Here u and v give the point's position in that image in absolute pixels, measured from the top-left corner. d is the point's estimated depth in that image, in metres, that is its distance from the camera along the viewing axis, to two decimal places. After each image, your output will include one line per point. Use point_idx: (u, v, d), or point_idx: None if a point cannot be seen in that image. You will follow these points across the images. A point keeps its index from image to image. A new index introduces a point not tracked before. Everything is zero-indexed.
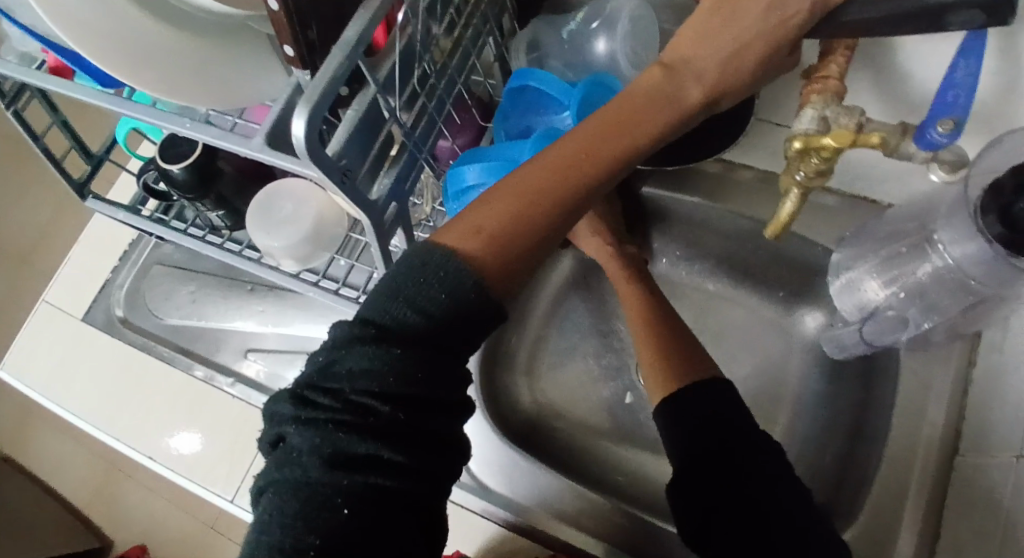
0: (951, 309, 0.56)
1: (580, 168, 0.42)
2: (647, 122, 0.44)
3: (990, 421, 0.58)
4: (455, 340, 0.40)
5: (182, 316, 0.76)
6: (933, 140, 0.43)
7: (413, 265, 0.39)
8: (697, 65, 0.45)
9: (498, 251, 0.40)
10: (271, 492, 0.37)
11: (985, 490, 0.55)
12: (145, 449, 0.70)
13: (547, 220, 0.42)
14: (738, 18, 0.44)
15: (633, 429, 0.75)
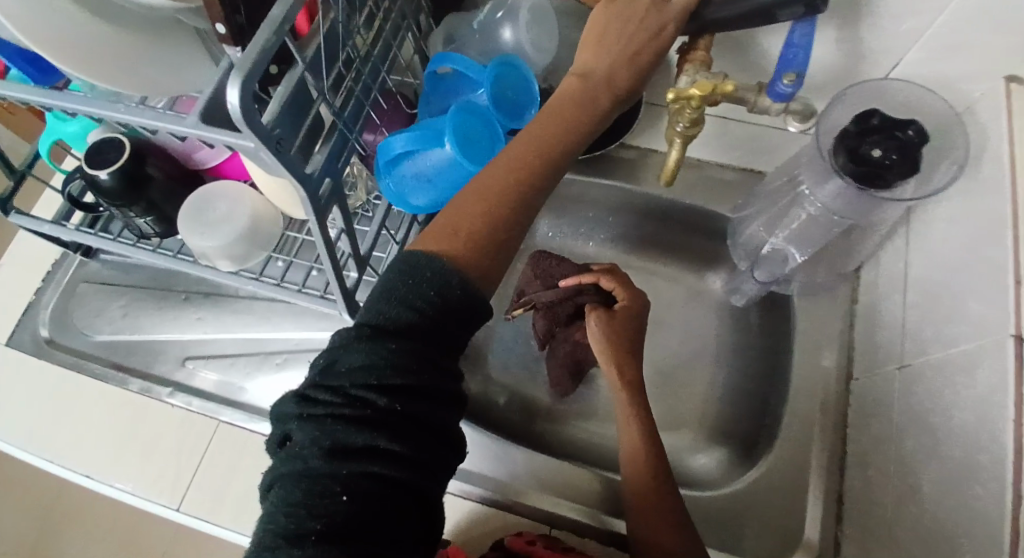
0: (819, 238, 0.67)
1: (525, 177, 0.49)
2: (574, 127, 0.51)
3: (876, 345, 0.67)
4: (443, 336, 0.45)
5: (114, 332, 0.74)
6: (782, 91, 0.51)
7: (401, 272, 0.45)
8: (602, 71, 0.51)
9: (471, 254, 0.47)
10: (277, 484, 0.39)
11: (878, 403, 0.64)
12: (80, 468, 0.68)
13: (508, 222, 0.48)
14: (623, 29, 0.51)
15: (577, 399, 0.80)
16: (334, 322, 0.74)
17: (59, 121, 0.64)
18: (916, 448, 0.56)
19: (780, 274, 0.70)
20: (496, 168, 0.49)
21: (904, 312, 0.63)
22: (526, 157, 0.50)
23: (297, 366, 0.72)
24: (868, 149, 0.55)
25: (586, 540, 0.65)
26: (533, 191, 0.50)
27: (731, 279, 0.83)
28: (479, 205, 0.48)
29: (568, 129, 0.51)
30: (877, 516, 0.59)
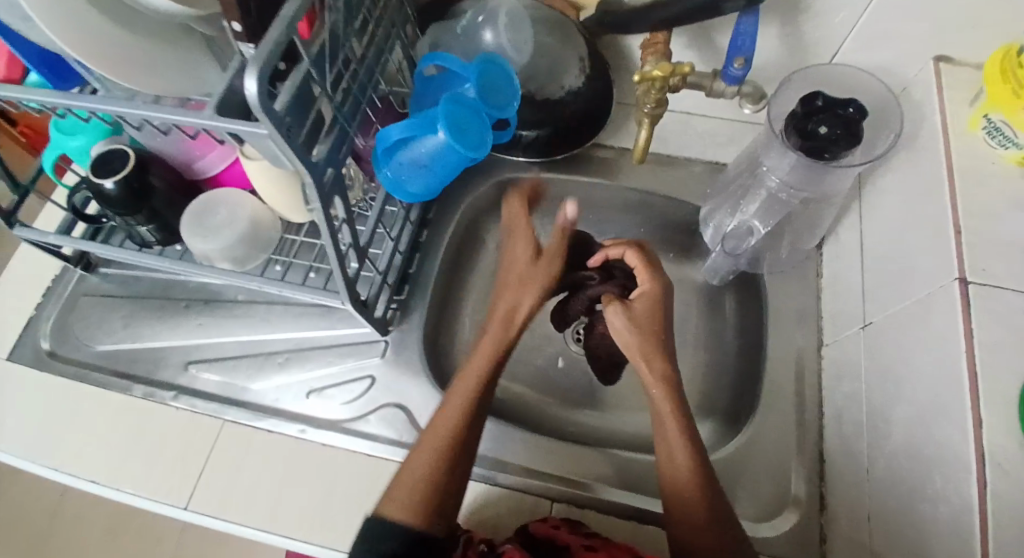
0: (784, 210, 0.74)
1: (449, 444, 0.58)
2: (480, 377, 0.62)
3: (841, 313, 0.72)
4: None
5: (115, 341, 0.76)
6: (734, 73, 0.61)
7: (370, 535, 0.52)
8: (511, 299, 0.68)
9: (412, 508, 0.54)
10: None
11: (846, 364, 0.69)
12: (85, 473, 0.69)
13: (445, 480, 0.56)
14: (522, 295, 0.68)
15: (568, 388, 0.84)
16: (332, 320, 0.77)
17: (65, 137, 0.69)
18: (884, 396, 0.61)
19: (741, 251, 0.77)
20: (422, 450, 0.58)
21: (863, 276, 0.69)
22: (449, 434, 0.59)
23: (299, 364, 0.75)
24: (816, 127, 0.60)
25: (587, 513, 0.67)
26: (458, 446, 0.58)
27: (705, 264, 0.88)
28: (418, 477, 0.56)
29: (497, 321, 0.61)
30: (856, 465, 0.63)
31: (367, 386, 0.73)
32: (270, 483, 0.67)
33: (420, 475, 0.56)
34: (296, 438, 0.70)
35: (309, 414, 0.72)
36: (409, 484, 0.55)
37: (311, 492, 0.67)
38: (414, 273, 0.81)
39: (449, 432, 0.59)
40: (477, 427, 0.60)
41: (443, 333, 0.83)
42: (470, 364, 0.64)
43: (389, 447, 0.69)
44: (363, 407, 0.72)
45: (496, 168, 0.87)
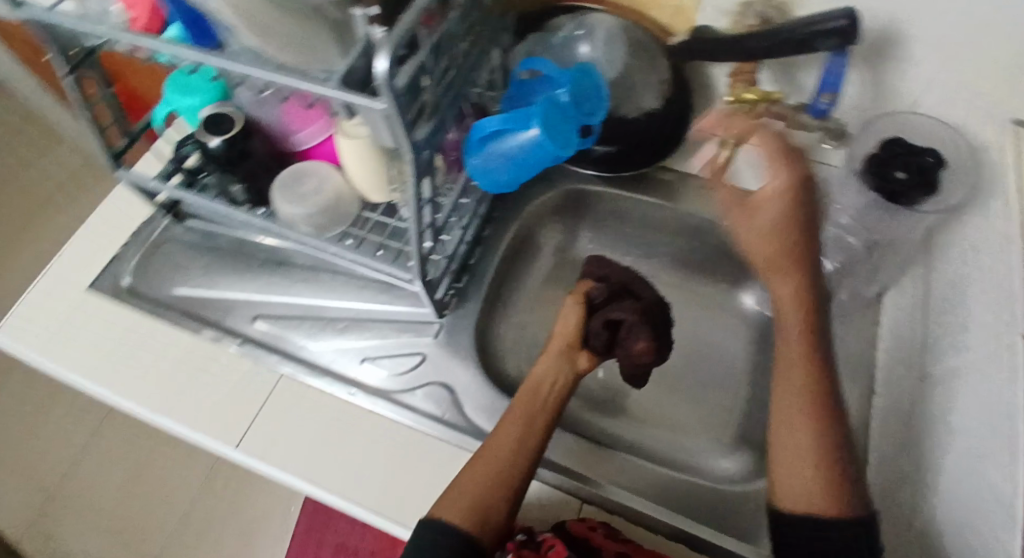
0: (853, 248, 0.76)
1: (505, 454, 0.59)
2: (543, 401, 0.64)
3: (893, 360, 0.73)
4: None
5: (191, 287, 0.81)
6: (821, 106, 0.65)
7: (420, 541, 0.54)
8: (566, 325, 0.70)
9: (466, 516, 0.55)
10: None
11: (894, 411, 0.69)
12: (146, 404, 0.73)
13: (500, 490, 0.57)
14: (569, 321, 0.70)
15: (605, 398, 0.85)
16: (392, 297, 0.81)
17: (181, 96, 0.73)
18: (932, 445, 0.60)
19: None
20: (479, 461, 0.59)
21: (923, 326, 0.69)
22: (505, 445, 0.60)
23: (356, 333, 0.78)
24: (892, 171, 0.62)
25: (618, 520, 0.69)
26: (515, 458, 0.59)
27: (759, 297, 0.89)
28: (474, 486, 0.57)
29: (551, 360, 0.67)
30: (894, 512, 0.63)
31: (418, 363, 0.76)
32: (317, 439, 0.71)
33: (474, 482, 0.57)
34: (346, 400, 0.73)
35: (360, 380, 0.75)
36: (465, 493, 0.57)
37: (353, 453, 0.70)
38: (474, 264, 0.85)
39: (503, 455, 0.59)
40: (531, 459, 0.60)
41: (493, 326, 0.86)
42: (523, 391, 0.65)
43: (430, 423, 0.72)
44: (412, 382, 0.75)
45: (565, 177, 0.90)
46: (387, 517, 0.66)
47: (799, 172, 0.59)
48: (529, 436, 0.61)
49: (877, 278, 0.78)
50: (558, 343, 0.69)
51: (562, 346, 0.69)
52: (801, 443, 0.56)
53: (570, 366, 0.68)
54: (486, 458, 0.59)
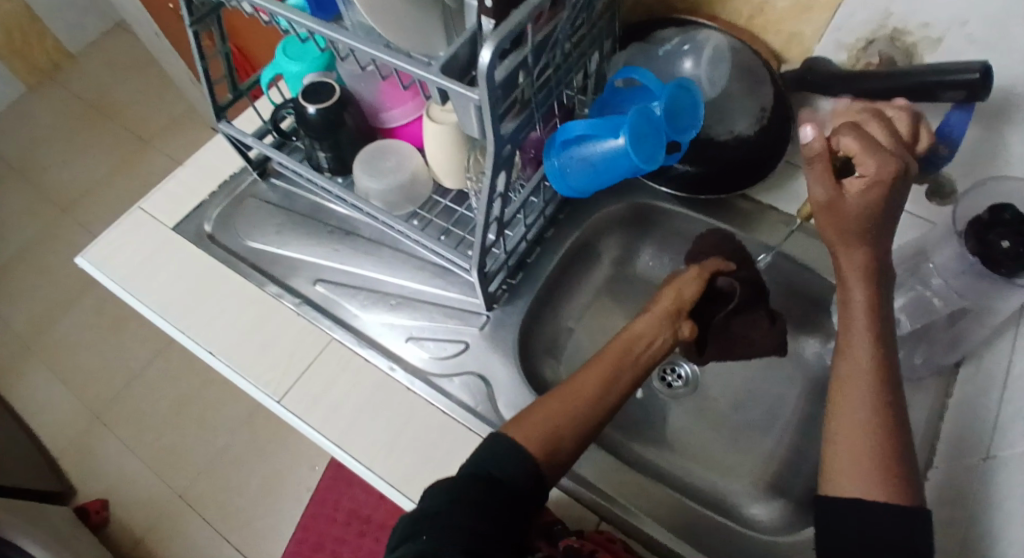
0: (938, 312, 0.70)
1: (589, 396, 0.61)
2: (633, 356, 0.66)
3: (958, 438, 0.68)
4: (520, 505, 0.53)
5: (264, 242, 0.85)
6: (935, 158, 0.61)
7: (496, 447, 0.56)
8: (679, 291, 0.74)
9: (544, 441, 0.57)
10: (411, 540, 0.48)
11: (952, 491, 0.65)
12: (207, 345, 0.77)
13: (577, 427, 0.59)
14: (681, 287, 0.74)
15: (642, 421, 0.85)
16: (448, 282, 0.82)
17: (288, 60, 0.76)
18: (983, 533, 0.55)
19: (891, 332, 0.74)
20: (563, 393, 0.61)
21: (999, 407, 0.63)
22: (591, 388, 0.62)
23: (408, 311, 0.80)
24: (996, 239, 0.59)
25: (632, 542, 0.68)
26: (597, 402, 0.61)
27: (823, 345, 0.84)
28: (556, 414, 0.59)
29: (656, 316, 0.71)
30: None
31: (461, 351, 0.77)
32: (355, 407, 0.73)
33: (556, 412, 0.59)
34: (386, 374, 0.75)
35: (404, 358, 0.76)
36: (548, 419, 0.59)
37: (386, 426, 0.71)
38: (531, 263, 0.85)
39: (586, 398, 0.61)
40: (606, 407, 0.62)
41: (541, 329, 0.86)
42: (617, 344, 0.66)
43: (466, 413, 0.72)
44: (453, 367, 0.76)
45: (639, 191, 0.89)
46: (407, 496, 0.67)
47: (892, 165, 0.51)
48: (611, 386, 0.63)
49: (956, 348, 0.72)
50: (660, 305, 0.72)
51: (668, 310, 0.72)
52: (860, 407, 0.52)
53: (671, 326, 0.70)
54: (569, 396, 0.61)
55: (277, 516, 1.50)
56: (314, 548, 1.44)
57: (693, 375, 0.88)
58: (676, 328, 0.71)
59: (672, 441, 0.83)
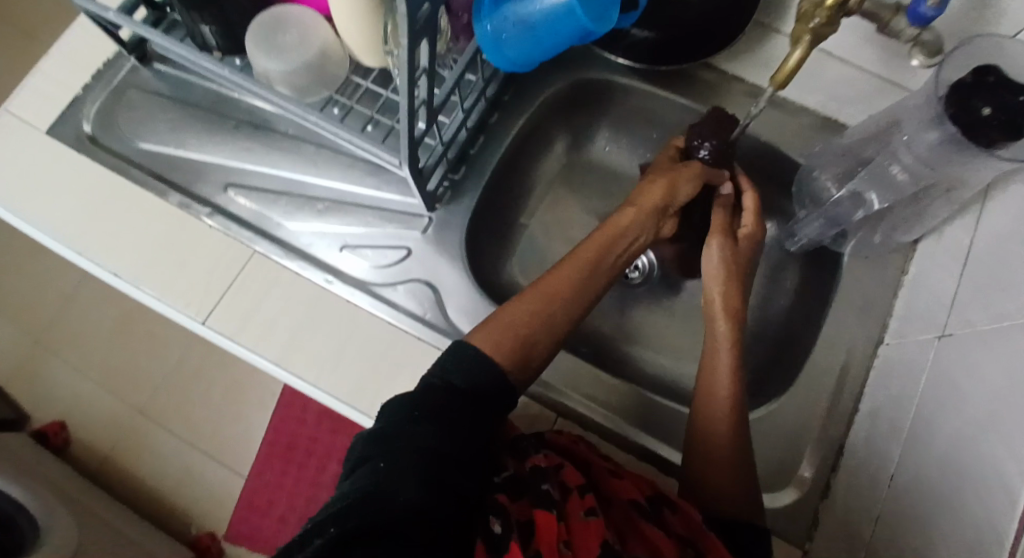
0: (905, 190, 0.64)
1: (560, 298, 0.58)
2: (608, 255, 0.62)
3: (911, 312, 0.68)
4: (486, 414, 0.50)
5: (158, 143, 0.73)
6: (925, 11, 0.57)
7: (455, 354, 0.52)
8: (675, 187, 0.65)
9: (511, 348, 0.53)
10: (364, 465, 0.44)
11: (904, 366, 0.64)
12: (109, 266, 0.68)
13: (547, 332, 0.56)
14: (675, 178, 0.65)
15: (597, 313, 0.82)
16: (380, 180, 0.73)
17: None
18: (935, 409, 0.56)
19: (848, 220, 0.69)
20: (535, 294, 0.57)
21: (959, 282, 0.62)
22: (564, 287, 0.58)
23: (338, 215, 0.71)
24: (979, 106, 0.54)
25: (590, 436, 0.67)
26: (569, 305, 0.58)
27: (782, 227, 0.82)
28: (526, 319, 0.56)
29: (637, 220, 0.64)
30: (880, 467, 0.61)
31: (403, 257, 0.71)
32: (288, 324, 0.66)
33: (525, 316, 0.56)
34: (322, 287, 0.68)
35: (340, 268, 0.70)
36: (517, 324, 0.55)
37: (329, 342, 0.66)
38: (475, 154, 0.76)
39: (562, 298, 0.58)
40: (579, 304, 0.59)
41: (490, 225, 0.79)
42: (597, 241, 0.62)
43: (411, 320, 0.67)
44: (395, 275, 0.70)
45: (590, 64, 0.78)
46: (360, 412, 0.64)
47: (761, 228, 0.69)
48: (584, 282, 0.60)
49: (917, 226, 0.69)
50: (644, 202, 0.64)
51: (654, 207, 0.64)
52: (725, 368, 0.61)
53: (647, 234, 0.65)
54: (541, 298, 0.57)
55: (248, 424, 1.35)
56: (285, 448, 1.34)
57: (651, 265, 0.84)
58: (644, 240, 0.65)
59: (628, 331, 0.82)
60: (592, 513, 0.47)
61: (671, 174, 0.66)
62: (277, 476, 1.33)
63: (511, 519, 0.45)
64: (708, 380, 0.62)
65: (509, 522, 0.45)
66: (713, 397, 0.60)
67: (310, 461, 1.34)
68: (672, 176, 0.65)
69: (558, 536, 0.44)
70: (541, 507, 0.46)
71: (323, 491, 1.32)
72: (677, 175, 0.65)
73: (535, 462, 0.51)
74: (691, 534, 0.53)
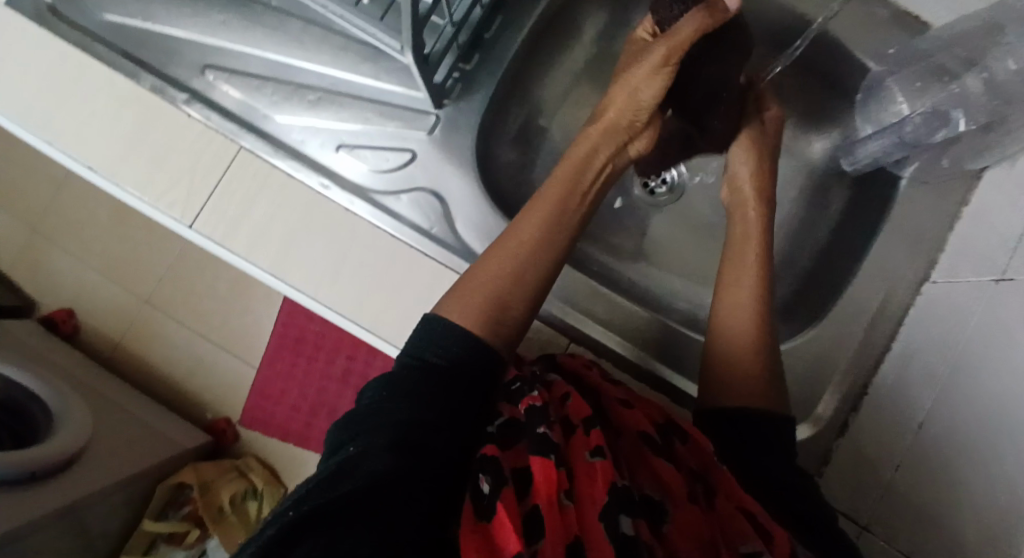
0: (982, 108, 0.57)
1: (530, 250, 0.49)
2: (574, 190, 0.54)
3: (968, 248, 0.61)
4: (468, 382, 0.44)
5: (125, 14, 0.63)
6: None
7: (426, 327, 0.45)
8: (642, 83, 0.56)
9: (481, 315, 0.46)
10: (337, 449, 0.41)
11: (950, 307, 0.59)
12: (84, 161, 0.61)
13: (521, 291, 0.48)
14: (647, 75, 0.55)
15: (618, 229, 0.76)
16: (378, 68, 0.64)
17: None
18: (980, 361, 0.54)
19: (925, 144, 0.61)
20: (501, 249, 0.49)
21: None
22: (535, 239, 0.50)
23: (331, 108, 0.63)
24: None
25: (602, 363, 0.63)
26: (543, 257, 0.49)
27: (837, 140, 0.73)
28: (495, 281, 0.48)
29: (604, 132, 0.57)
30: (908, 413, 0.58)
31: (407, 161, 0.63)
32: (282, 233, 0.60)
33: (492, 276, 0.48)
34: (317, 193, 0.61)
35: (335, 171, 0.62)
36: (485, 288, 0.47)
37: (327, 252, 0.60)
38: (489, 39, 0.67)
39: (532, 251, 0.49)
40: (558, 258, 0.51)
41: (505, 126, 0.71)
42: (559, 179, 0.54)
43: (416, 234, 0.61)
44: (399, 184, 0.63)
45: None
46: (363, 329, 0.60)
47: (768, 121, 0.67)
48: (559, 230, 0.51)
49: (991, 151, 0.61)
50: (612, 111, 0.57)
51: (625, 121, 0.57)
52: (753, 271, 0.57)
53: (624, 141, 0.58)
54: (509, 253, 0.49)
55: (253, 316, 1.31)
56: (295, 341, 1.30)
57: (681, 181, 0.78)
58: (622, 154, 0.58)
59: (650, 251, 0.76)
60: (597, 454, 0.43)
61: (630, 74, 0.57)
62: (287, 368, 1.29)
63: (502, 472, 0.39)
64: (722, 304, 0.56)
65: (500, 475, 0.39)
66: (728, 324, 0.55)
67: (320, 354, 1.30)
68: (630, 78, 0.57)
69: (558, 487, 0.39)
70: (537, 453, 0.41)
71: (334, 384, 1.29)
72: (636, 74, 0.56)
73: (528, 402, 0.45)
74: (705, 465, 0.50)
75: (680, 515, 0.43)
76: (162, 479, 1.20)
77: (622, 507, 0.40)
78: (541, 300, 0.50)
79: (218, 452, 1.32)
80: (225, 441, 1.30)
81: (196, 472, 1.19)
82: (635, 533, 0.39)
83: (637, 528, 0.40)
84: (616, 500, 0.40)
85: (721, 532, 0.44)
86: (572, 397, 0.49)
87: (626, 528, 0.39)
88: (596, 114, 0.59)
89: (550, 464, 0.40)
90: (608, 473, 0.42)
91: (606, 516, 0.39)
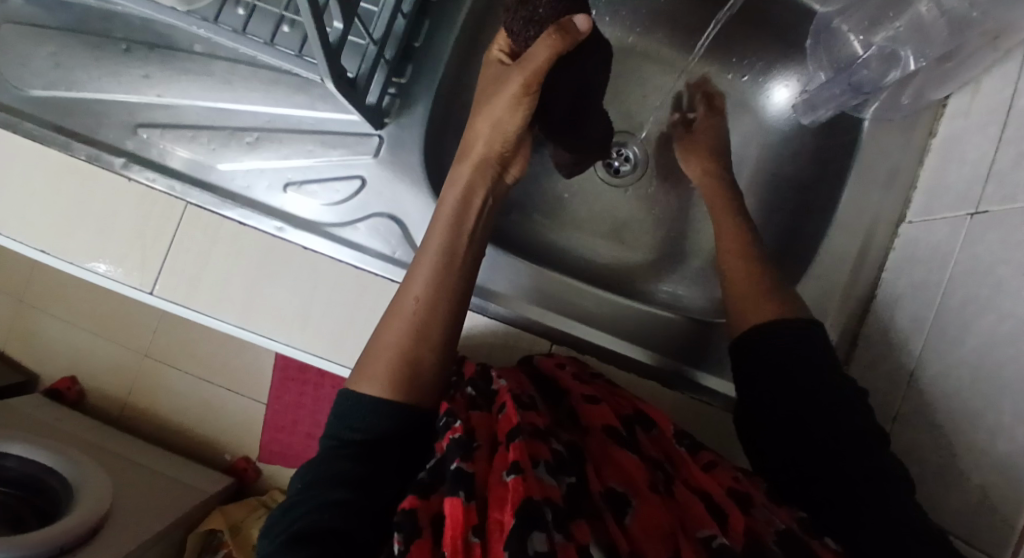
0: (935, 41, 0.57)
1: (427, 297, 0.49)
2: (459, 226, 0.52)
3: (937, 184, 0.59)
4: (394, 448, 0.45)
5: (47, 86, 0.61)
6: None
7: (341, 406, 0.46)
8: (496, 115, 0.54)
9: (390, 374, 0.46)
10: (271, 543, 0.40)
11: (926, 248, 0.57)
12: (34, 242, 0.60)
13: (427, 339, 0.48)
14: (495, 112, 0.54)
15: (586, 217, 0.74)
16: (313, 97, 0.63)
17: None
18: (967, 300, 0.50)
19: (878, 88, 0.61)
20: (401, 304, 0.49)
21: (993, 149, 0.53)
22: (429, 283, 0.49)
23: (272, 145, 0.62)
24: None
25: (586, 358, 0.62)
26: (441, 298, 0.49)
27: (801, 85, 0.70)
28: (398, 335, 0.47)
29: (476, 163, 0.55)
30: (898, 363, 0.56)
31: (357, 188, 0.62)
32: (242, 284, 0.60)
33: (394, 332, 0.48)
34: (274, 237, 0.60)
35: (290, 211, 0.61)
36: (391, 346, 0.47)
37: (291, 298, 0.60)
38: (420, 47, 0.65)
39: (428, 296, 0.49)
40: (461, 301, 0.50)
41: (452, 135, 0.69)
42: (442, 218, 0.53)
43: (380, 262, 0.60)
44: (352, 213, 0.61)
45: None
46: (342, 365, 0.59)
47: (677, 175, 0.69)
48: (453, 279, 0.50)
49: (947, 80, 0.59)
50: (479, 145, 0.55)
51: (491, 154, 0.55)
52: (737, 248, 0.60)
53: (497, 172, 0.56)
54: (408, 304, 0.49)
55: (250, 352, 1.28)
56: (298, 370, 1.26)
57: (642, 157, 0.75)
58: (499, 184, 0.56)
59: (624, 233, 0.74)
60: (512, 471, 0.37)
61: (489, 107, 0.55)
62: (295, 399, 1.26)
63: (417, 523, 0.37)
64: (730, 268, 0.59)
65: (412, 528, 0.36)
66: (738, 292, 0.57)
67: (325, 380, 1.25)
68: (490, 109, 0.54)
69: (466, 526, 0.36)
70: (447, 495, 0.37)
71: None
72: (495, 106, 0.54)
73: (449, 436, 0.42)
74: (666, 454, 0.48)
75: (642, 510, 0.39)
76: (192, 528, 1.20)
77: (532, 523, 0.34)
78: (452, 339, 0.49)
79: (242, 491, 1.33)
80: (248, 479, 1.31)
81: (225, 517, 1.20)
82: (551, 548, 0.33)
83: (558, 544, 0.34)
84: (523, 517, 0.34)
85: (684, 526, 0.40)
86: (504, 411, 0.44)
87: (539, 547, 0.33)
88: (462, 149, 0.57)
89: (454, 504, 0.36)
90: (520, 490, 0.36)
91: (511, 540, 0.33)
